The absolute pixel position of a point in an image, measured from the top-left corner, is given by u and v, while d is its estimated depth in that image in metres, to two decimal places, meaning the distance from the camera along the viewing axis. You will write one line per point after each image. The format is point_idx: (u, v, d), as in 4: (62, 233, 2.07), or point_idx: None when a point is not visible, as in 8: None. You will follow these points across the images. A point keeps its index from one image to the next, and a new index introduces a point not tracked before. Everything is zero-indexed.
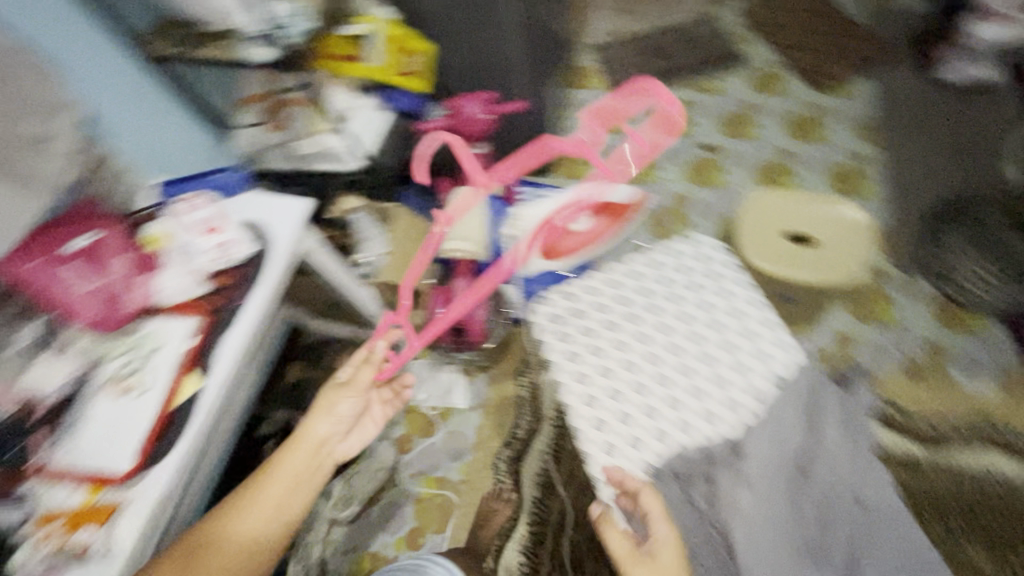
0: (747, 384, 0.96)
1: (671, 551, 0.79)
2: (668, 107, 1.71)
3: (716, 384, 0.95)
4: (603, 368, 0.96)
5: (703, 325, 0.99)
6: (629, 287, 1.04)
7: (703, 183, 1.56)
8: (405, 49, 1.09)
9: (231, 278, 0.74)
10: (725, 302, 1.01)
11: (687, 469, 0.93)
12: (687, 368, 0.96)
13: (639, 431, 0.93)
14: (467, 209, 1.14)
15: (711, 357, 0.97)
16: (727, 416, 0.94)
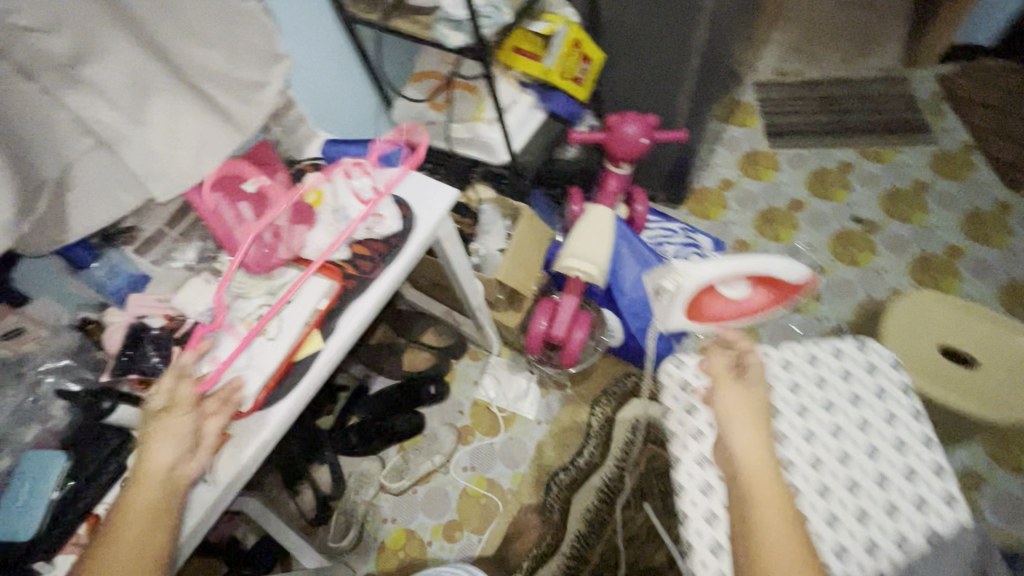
0: (916, 538, 0.66)
1: (753, 396, 0.67)
2: (827, 165, 1.56)
3: (880, 520, 0.67)
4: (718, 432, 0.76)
5: (878, 437, 0.72)
6: (786, 355, 0.80)
7: (846, 257, 1.41)
8: (581, 55, 1.05)
9: (367, 250, 0.76)
10: (915, 422, 0.73)
11: None
12: (835, 482, 0.70)
13: None
14: (595, 227, 1.09)
15: (881, 481, 0.69)
16: (869, 564, 0.65)
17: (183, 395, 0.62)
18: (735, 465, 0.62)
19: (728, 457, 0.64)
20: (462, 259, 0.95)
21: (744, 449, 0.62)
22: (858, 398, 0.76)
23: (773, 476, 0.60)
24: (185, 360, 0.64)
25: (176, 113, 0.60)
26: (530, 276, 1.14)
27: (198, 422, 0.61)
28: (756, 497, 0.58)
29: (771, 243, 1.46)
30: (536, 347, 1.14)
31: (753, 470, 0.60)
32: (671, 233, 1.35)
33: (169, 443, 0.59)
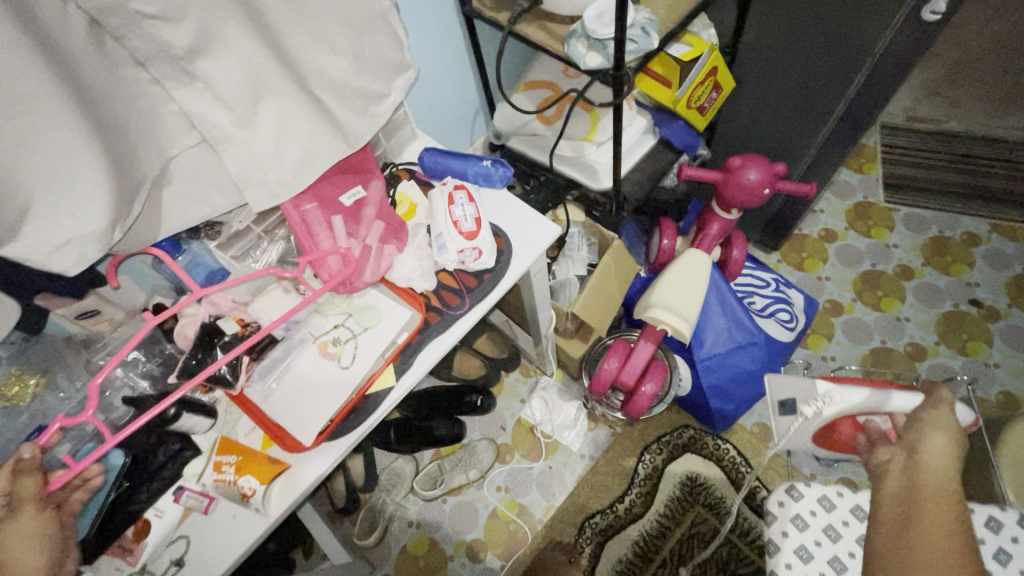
0: None
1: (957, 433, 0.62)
2: (949, 234, 1.39)
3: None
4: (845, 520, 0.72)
5: None
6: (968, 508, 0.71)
7: (954, 344, 1.26)
8: (714, 84, 0.93)
9: (455, 282, 0.70)
10: None
11: None
12: None
13: None
14: (688, 275, 1.00)
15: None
16: None
17: (27, 493, 0.51)
18: (914, 471, 0.61)
19: (908, 462, 0.62)
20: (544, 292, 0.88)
21: (933, 464, 0.60)
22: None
23: (951, 499, 0.58)
24: (29, 452, 0.53)
25: (286, 118, 0.55)
26: (605, 313, 1.06)
27: (58, 516, 0.53)
28: (926, 504, 0.58)
29: (869, 311, 1.31)
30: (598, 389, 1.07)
31: (935, 482, 0.59)
32: (762, 286, 1.23)
33: (37, 548, 0.49)
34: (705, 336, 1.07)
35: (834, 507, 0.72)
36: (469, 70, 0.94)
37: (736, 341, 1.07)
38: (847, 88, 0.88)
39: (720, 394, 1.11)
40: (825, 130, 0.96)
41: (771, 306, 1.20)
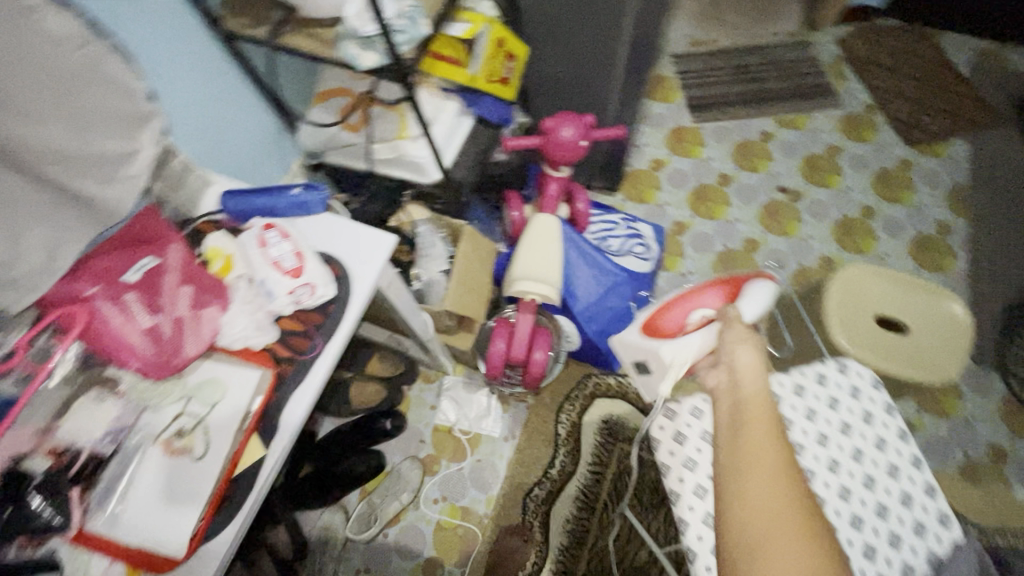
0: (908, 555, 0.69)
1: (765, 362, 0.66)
2: (748, 137, 1.58)
3: (887, 555, 0.69)
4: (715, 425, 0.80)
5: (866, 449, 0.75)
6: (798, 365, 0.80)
7: (776, 229, 1.45)
8: (506, 54, 0.95)
9: (297, 325, 0.65)
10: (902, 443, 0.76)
11: None
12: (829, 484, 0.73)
13: None
14: (541, 243, 1.02)
15: (879, 512, 0.71)
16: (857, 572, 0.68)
17: None
18: (735, 386, 0.63)
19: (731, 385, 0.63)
20: (409, 300, 0.86)
21: (751, 384, 0.62)
22: (847, 426, 0.76)
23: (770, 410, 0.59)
24: None
25: (8, 208, 0.46)
26: (479, 299, 1.06)
27: None
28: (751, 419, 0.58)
29: (707, 222, 1.46)
30: (497, 373, 1.08)
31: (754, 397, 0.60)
32: (613, 227, 1.31)
33: None
34: (576, 290, 1.12)
35: (700, 415, 0.80)
36: (252, 93, 0.86)
37: (603, 286, 1.12)
38: (621, 37, 0.94)
39: (605, 334, 1.18)
40: (618, 74, 1.03)
41: (625, 244, 1.29)
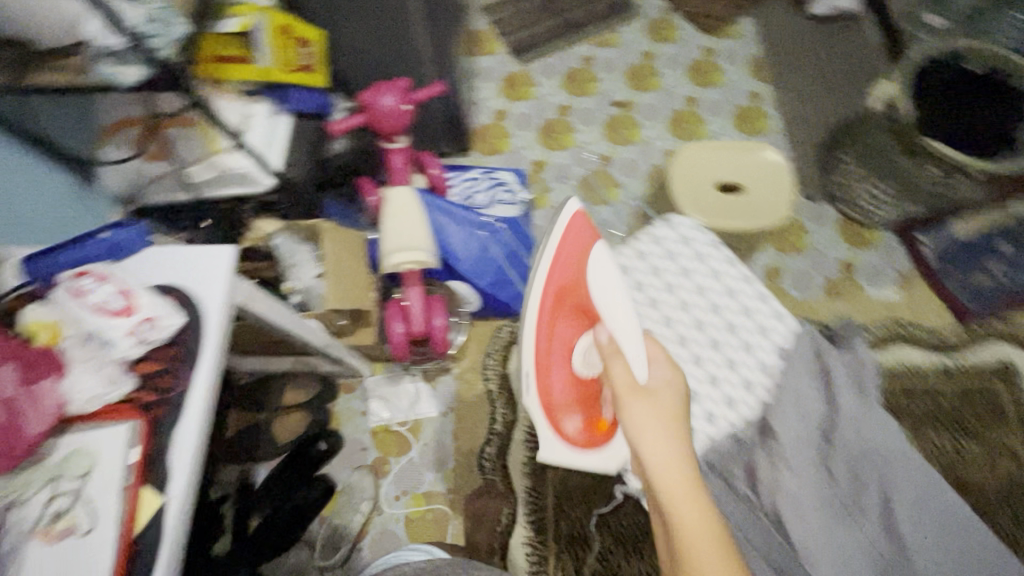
0: (769, 357, 0.81)
1: (674, 402, 0.72)
2: (573, 66, 1.66)
3: (745, 361, 0.81)
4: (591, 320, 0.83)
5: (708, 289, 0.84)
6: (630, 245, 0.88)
7: (621, 141, 1.55)
8: (296, 40, 0.95)
9: (155, 365, 0.61)
10: (732, 266, 0.86)
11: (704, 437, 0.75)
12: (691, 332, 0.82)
13: None
14: (402, 214, 1.02)
15: (731, 329, 0.82)
16: (751, 395, 0.80)
17: None
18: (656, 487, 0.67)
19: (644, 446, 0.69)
20: (284, 311, 0.83)
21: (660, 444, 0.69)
22: (689, 270, 0.85)
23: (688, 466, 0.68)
24: None
25: None
26: (363, 290, 1.05)
27: None
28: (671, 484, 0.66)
29: (561, 154, 1.54)
30: (406, 352, 1.09)
31: (668, 459, 0.68)
32: (476, 182, 1.35)
33: None
34: (455, 251, 1.14)
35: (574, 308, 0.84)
36: (23, 152, 0.77)
37: (479, 238, 1.16)
38: None
39: (499, 285, 1.21)
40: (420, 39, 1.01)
41: (491, 195, 1.33)
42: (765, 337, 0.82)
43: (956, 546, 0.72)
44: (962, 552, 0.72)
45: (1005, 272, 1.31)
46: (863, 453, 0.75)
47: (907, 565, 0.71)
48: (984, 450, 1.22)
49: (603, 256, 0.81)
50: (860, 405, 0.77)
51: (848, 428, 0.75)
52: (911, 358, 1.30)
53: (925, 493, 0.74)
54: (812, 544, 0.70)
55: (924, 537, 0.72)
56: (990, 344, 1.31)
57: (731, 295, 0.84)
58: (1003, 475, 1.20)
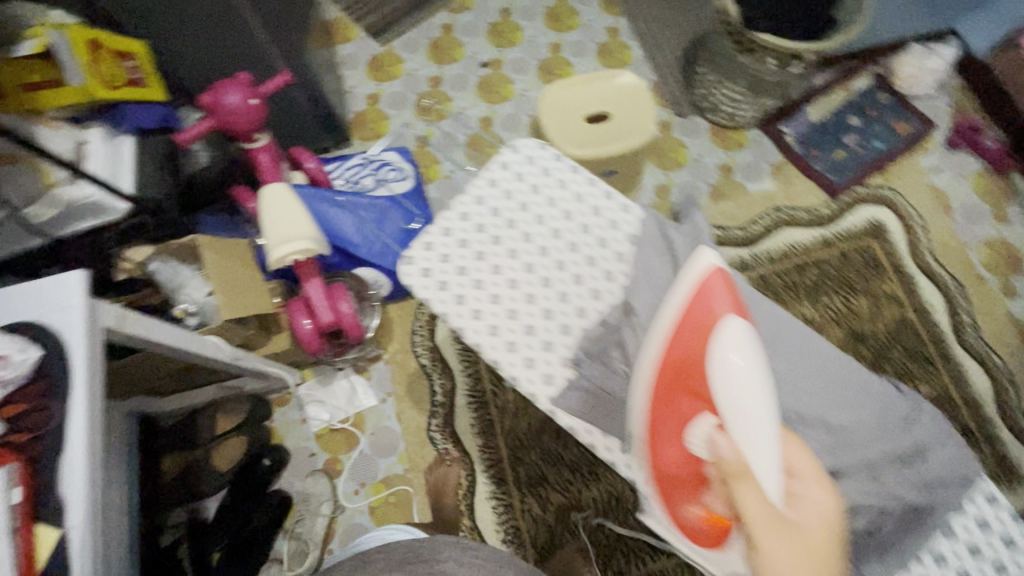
0: (626, 247, 0.82)
1: (826, 536, 0.59)
2: (435, 36, 1.66)
3: (603, 255, 0.81)
4: (451, 261, 0.80)
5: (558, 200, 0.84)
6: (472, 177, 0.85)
7: (498, 99, 1.58)
8: (116, 53, 0.92)
9: (21, 406, 0.59)
10: (576, 172, 0.85)
11: (599, 346, 0.76)
12: (550, 243, 0.81)
13: (511, 304, 0.78)
14: (278, 208, 0.99)
15: (585, 228, 0.82)
16: (616, 284, 0.80)
17: None
18: None
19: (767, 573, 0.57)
20: (171, 329, 0.81)
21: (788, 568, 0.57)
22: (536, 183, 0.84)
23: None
24: None
25: None
26: (260, 294, 1.03)
27: None
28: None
29: (443, 124, 1.56)
30: (321, 345, 1.07)
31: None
32: (361, 168, 1.34)
33: None
34: (350, 238, 1.14)
35: (433, 245, 0.81)
36: None
37: (370, 220, 1.16)
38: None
39: None
40: (257, 35, 0.98)
41: (379, 176, 1.32)
42: (616, 228, 0.83)
43: (817, 366, 0.76)
44: (827, 372, 0.76)
45: (857, 142, 1.50)
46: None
47: (777, 396, 0.74)
48: (869, 302, 1.37)
49: (743, 338, 0.64)
50: None
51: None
52: (794, 236, 1.43)
53: (777, 328, 0.78)
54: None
55: (786, 366, 0.76)
56: (861, 208, 1.45)
57: (580, 197, 0.84)
58: (887, 318, 1.35)
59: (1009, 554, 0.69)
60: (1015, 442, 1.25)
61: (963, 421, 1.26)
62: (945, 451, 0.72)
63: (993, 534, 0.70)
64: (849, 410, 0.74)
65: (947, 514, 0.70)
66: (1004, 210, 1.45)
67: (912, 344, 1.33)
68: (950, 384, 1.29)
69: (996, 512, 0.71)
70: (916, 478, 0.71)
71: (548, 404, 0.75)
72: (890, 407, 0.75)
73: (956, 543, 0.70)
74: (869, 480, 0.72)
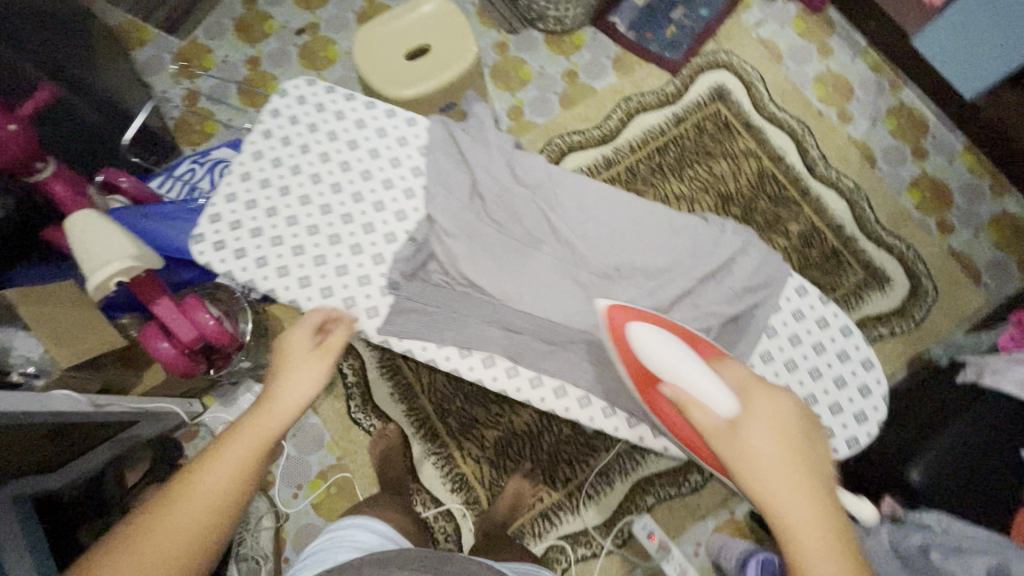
0: (419, 159, 0.82)
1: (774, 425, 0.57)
2: (239, 14, 1.53)
3: (399, 174, 0.81)
4: (242, 225, 0.78)
5: (338, 131, 0.83)
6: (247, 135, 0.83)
7: (325, 64, 1.49)
8: None
9: None
10: (351, 99, 0.84)
11: (413, 266, 0.79)
12: (340, 178, 0.81)
13: (316, 250, 0.78)
14: (86, 233, 0.89)
15: (373, 154, 0.82)
16: (419, 202, 0.81)
17: None
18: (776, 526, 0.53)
19: (761, 487, 0.54)
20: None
21: (770, 472, 0.54)
22: (313, 124, 0.83)
23: (822, 494, 0.54)
24: None
25: None
26: (102, 328, 0.95)
27: None
28: (796, 520, 0.52)
29: None
30: (191, 364, 1.00)
31: (794, 497, 0.53)
32: (193, 172, 1.21)
33: None
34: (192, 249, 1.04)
35: (221, 216, 0.79)
36: None
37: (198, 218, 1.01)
38: None
39: None
40: None
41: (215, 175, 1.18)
42: (406, 144, 0.83)
43: (625, 217, 0.77)
44: (638, 222, 0.77)
45: (684, 14, 1.52)
46: (514, 188, 0.79)
47: (588, 258, 0.77)
48: (730, 162, 1.43)
49: (648, 329, 0.68)
50: (484, 150, 0.81)
51: (488, 179, 0.79)
52: (648, 121, 1.46)
53: (576, 193, 0.79)
54: (502, 287, 0.78)
55: (597, 228, 0.78)
56: (701, 77, 1.49)
57: (361, 125, 0.84)
58: (748, 172, 1.42)
59: (823, 332, 0.75)
60: (877, 250, 1.37)
61: (831, 244, 1.37)
62: (747, 259, 0.76)
63: (806, 320, 0.75)
64: (661, 251, 0.76)
65: (764, 315, 0.75)
66: (827, 44, 1.53)
67: (775, 190, 1.41)
68: (815, 217, 1.39)
69: (807, 300, 0.76)
70: (725, 291, 0.75)
71: (378, 335, 0.77)
72: (697, 236, 0.77)
73: (779, 338, 0.75)
74: (689, 310, 0.76)
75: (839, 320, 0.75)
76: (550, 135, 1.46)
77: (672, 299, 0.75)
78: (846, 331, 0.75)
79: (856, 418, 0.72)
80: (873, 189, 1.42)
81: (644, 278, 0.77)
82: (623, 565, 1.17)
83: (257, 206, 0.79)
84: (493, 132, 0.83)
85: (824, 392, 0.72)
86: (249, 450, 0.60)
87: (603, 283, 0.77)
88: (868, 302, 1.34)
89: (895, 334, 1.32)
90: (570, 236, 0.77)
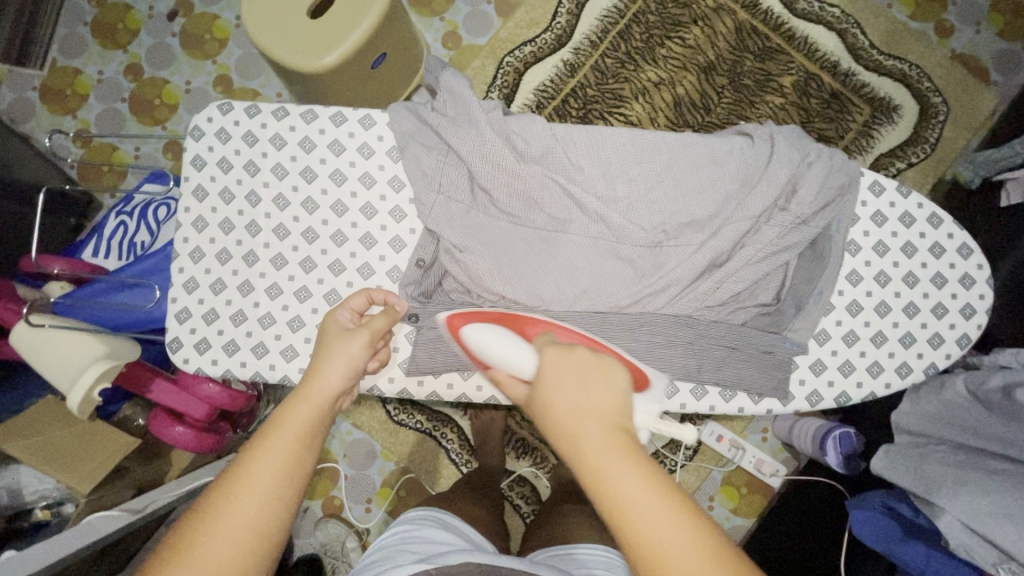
0: (395, 170, 0.73)
1: (564, 370, 0.51)
2: (93, 15, 1.26)
3: (363, 199, 0.73)
4: (219, 315, 0.72)
5: (284, 167, 0.74)
6: (182, 206, 0.74)
7: (217, 46, 1.25)
8: None
9: None
10: (284, 124, 0.74)
11: (426, 288, 0.72)
12: (299, 223, 0.73)
13: (316, 318, 0.72)
14: (42, 347, 0.76)
15: (337, 179, 0.73)
16: (412, 223, 0.73)
17: None
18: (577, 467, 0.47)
19: (557, 433, 0.49)
20: (43, 547, 0.69)
21: (571, 422, 0.48)
22: (252, 164, 0.74)
23: (618, 424, 0.49)
24: None
25: None
26: (105, 439, 0.85)
27: None
28: (601, 466, 0.46)
29: (179, 115, 1.25)
30: (214, 439, 0.92)
31: (595, 444, 0.47)
32: (126, 226, 1.03)
33: None
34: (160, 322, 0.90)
35: (191, 312, 0.72)
36: None
37: (137, 282, 0.84)
38: None
39: None
40: None
41: (151, 223, 1.01)
42: (371, 153, 0.74)
43: (653, 163, 0.67)
44: (667, 166, 0.67)
45: None
46: (521, 169, 0.68)
47: (622, 226, 0.67)
48: (702, 26, 1.26)
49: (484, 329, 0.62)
50: (470, 131, 0.69)
51: (488, 167, 0.68)
52: (601, 4, 1.26)
53: (583, 145, 0.68)
54: (536, 288, 0.69)
55: (625, 183, 0.68)
56: None
57: (309, 147, 0.74)
58: (724, 31, 1.26)
59: (911, 230, 0.71)
60: (880, 79, 1.24)
61: (830, 87, 1.25)
62: (812, 173, 0.68)
63: (889, 222, 0.71)
64: (700, 192, 0.67)
65: (841, 230, 0.70)
66: None
67: (756, 43, 1.26)
68: (804, 61, 1.25)
69: (886, 198, 0.71)
70: (782, 219, 0.68)
71: (415, 374, 0.72)
72: (740, 157, 0.68)
73: (863, 253, 0.71)
74: (742, 250, 0.68)
75: (926, 212, 0.71)
76: (499, 54, 1.27)
77: (726, 243, 0.67)
78: (935, 221, 0.71)
79: (962, 315, 0.70)
80: (863, 9, 1.27)
81: (684, 226, 0.67)
82: (700, 472, 1.14)
83: (226, 287, 0.72)
84: (476, 106, 0.70)
85: (924, 297, 0.70)
86: (291, 451, 0.51)
87: (637, 237, 0.67)
88: (882, 139, 1.24)
89: (913, 166, 1.24)
90: (596, 206, 0.67)
